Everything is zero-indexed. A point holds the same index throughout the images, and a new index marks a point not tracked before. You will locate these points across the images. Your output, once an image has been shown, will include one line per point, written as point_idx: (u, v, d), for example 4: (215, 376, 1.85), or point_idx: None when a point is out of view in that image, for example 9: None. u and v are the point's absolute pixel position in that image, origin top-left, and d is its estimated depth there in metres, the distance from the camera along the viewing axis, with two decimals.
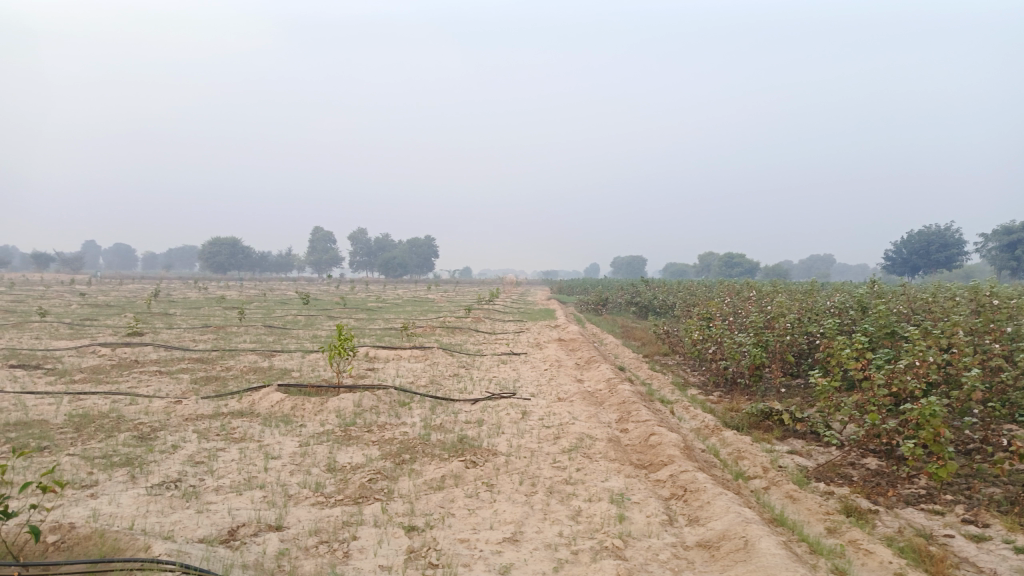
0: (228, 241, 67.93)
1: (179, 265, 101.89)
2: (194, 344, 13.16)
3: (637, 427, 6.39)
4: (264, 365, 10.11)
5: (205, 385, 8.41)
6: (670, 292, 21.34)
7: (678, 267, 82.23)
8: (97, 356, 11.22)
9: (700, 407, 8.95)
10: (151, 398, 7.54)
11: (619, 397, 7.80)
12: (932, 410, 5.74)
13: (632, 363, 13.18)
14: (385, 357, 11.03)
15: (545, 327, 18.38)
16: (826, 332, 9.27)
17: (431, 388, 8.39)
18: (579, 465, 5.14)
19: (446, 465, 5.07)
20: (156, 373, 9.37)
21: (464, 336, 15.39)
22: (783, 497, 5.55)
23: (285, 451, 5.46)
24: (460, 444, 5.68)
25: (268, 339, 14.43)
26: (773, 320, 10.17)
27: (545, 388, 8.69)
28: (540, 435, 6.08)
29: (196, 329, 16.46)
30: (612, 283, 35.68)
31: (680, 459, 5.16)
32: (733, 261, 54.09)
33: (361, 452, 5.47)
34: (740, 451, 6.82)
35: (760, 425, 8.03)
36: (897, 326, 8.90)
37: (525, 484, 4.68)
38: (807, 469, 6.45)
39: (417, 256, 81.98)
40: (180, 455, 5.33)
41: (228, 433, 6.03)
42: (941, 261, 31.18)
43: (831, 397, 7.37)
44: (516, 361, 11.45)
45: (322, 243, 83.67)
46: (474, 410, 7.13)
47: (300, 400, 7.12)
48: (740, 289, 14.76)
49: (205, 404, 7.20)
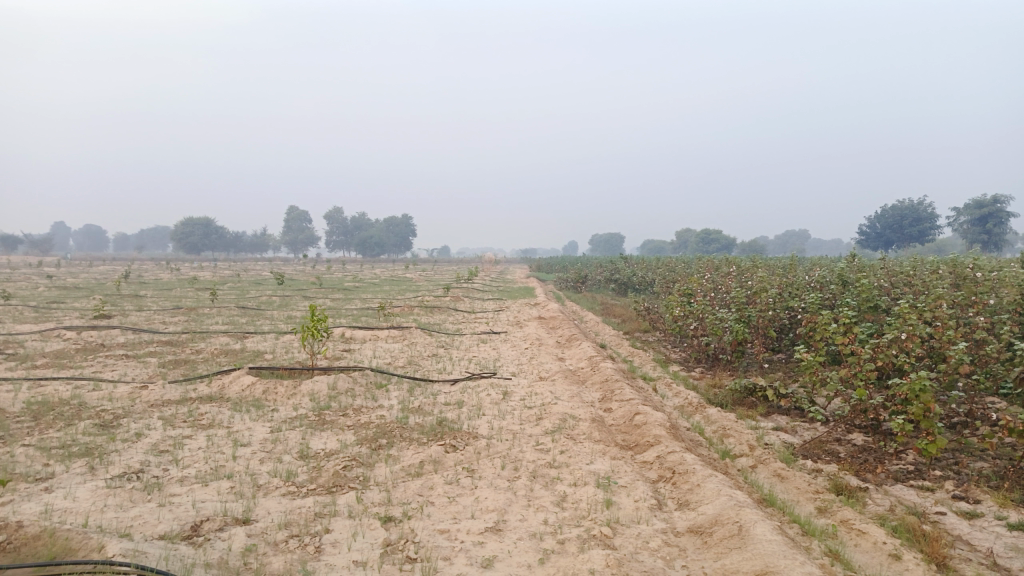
0: (199, 221, 66.67)
1: (151, 246, 100.06)
2: (164, 327, 12.78)
3: (621, 406, 6.22)
4: (236, 348, 9.81)
5: (173, 369, 8.10)
6: (649, 270, 21.23)
7: (655, 244, 82.51)
8: (62, 340, 10.82)
9: (683, 384, 8.81)
10: (116, 383, 7.23)
11: (601, 376, 7.63)
12: (922, 385, 5.61)
13: (613, 341, 13.04)
14: (362, 338, 10.77)
15: (525, 305, 18.18)
16: (808, 307, 9.15)
17: (408, 368, 8.15)
18: (563, 447, 4.95)
19: (425, 449, 4.86)
20: (122, 357, 9.04)
21: (442, 315, 15.14)
22: (772, 476, 5.42)
23: (255, 438, 5.21)
24: (439, 427, 5.46)
25: (241, 320, 14.07)
26: (755, 296, 10.03)
27: (526, 367, 8.50)
28: (522, 416, 5.89)
29: (167, 311, 16.04)
30: (590, 261, 35.56)
31: (667, 439, 4.98)
32: (709, 237, 54.21)
33: (335, 437, 5.23)
34: (726, 429, 6.68)
35: (744, 401, 7.90)
36: (880, 300, 8.79)
37: (507, 468, 4.48)
38: (794, 447, 6.32)
39: (394, 235, 81.32)
40: (143, 443, 5.06)
41: (195, 419, 5.76)
42: (914, 235, 31.44)
43: (817, 372, 7.24)
44: (496, 340, 11.25)
45: (298, 222, 82.68)
46: (453, 391, 6.92)
47: (272, 383, 6.85)
48: (719, 265, 14.64)
49: (173, 389, 6.91)
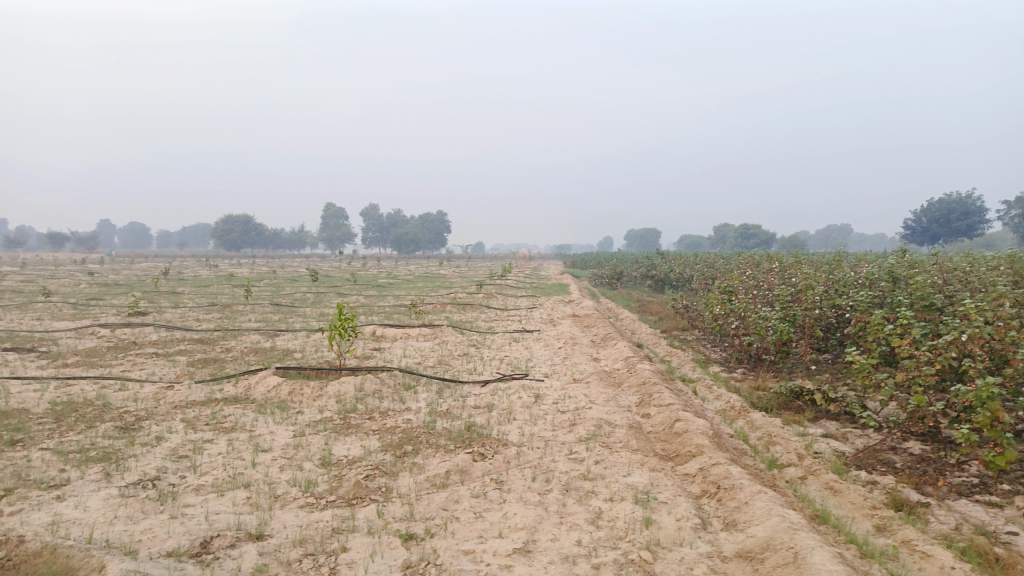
0: (239, 218, 67.71)
1: (193, 243, 101.83)
2: (197, 324, 12.77)
3: (660, 412, 5.88)
4: (266, 346, 9.69)
5: (201, 368, 7.99)
6: (687, 266, 20.75)
7: (692, 239, 81.32)
8: (96, 338, 10.84)
9: (724, 387, 8.43)
10: (143, 383, 7.13)
11: (639, 378, 7.30)
12: (989, 392, 5.16)
13: (650, 339, 12.65)
14: (393, 336, 10.58)
15: (559, 302, 17.89)
16: (857, 305, 8.68)
17: (439, 369, 7.92)
18: (598, 457, 4.65)
19: (452, 458, 4.60)
20: (152, 355, 8.97)
21: (475, 312, 14.90)
22: (823, 489, 5.05)
23: (277, 443, 5.00)
24: (467, 433, 5.20)
25: (274, 317, 14.01)
26: (800, 294, 9.58)
27: (560, 368, 8.20)
28: (555, 422, 5.60)
29: (202, 308, 16.10)
30: (626, 257, 35.09)
31: (710, 450, 4.65)
32: (747, 233, 53.17)
33: (359, 443, 5.01)
34: (771, 436, 6.31)
35: (790, 406, 7.49)
36: (936, 298, 8.29)
37: (538, 480, 4.20)
38: (846, 456, 5.92)
39: (430, 232, 81.59)
40: (162, 448, 4.89)
41: (217, 422, 5.59)
42: (962, 230, 30.30)
43: (869, 376, 6.81)
44: (529, 339, 10.97)
45: (334, 219, 83.42)
46: (484, 394, 6.66)
47: (299, 384, 6.67)
48: (761, 261, 14.15)
49: (198, 389, 6.77)
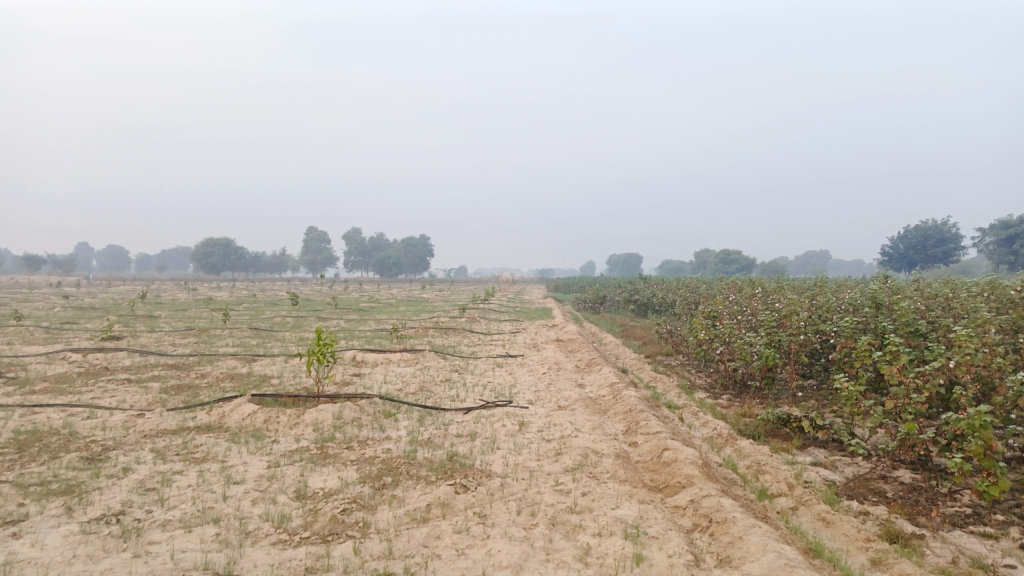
0: (221, 241, 67.15)
1: (173, 266, 100.84)
2: (173, 349, 12.47)
3: (647, 440, 5.73)
4: (242, 372, 9.44)
5: (174, 395, 7.74)
6: (669, 291, 20.73)
7: (675, 264, 81.77)
8: (67, 363, 10.52)
9: (711, 413, 8.31)
10: (112, 411, 6.88)
11: (624, 405, 7.16)
12: (981, 421, 5.07)
13: (634, 365, 12.53)
14: (373, 362, 10.37)
15: (542, 326, 17.76)
16: (842, 331, 8.62)
17: (420, 396, 7.73)
18: (585, 488, 4.49)
19: (433, 490, 4.42)
20: (124, 382, 8.69)
21: (458, 337, 14.71)
22: (815, 520, 4.92)
23: (250, 475, 4.80)
24: (449, 464, 5.02)
25: (251, 342, 13.74)
26: (785, 319, 9.53)
27: (544, 395, 8.04)
28: (540, 451, 5.43)
29: (178, 332, 15.75)
30: (608, 281, 35.07)
31: (700, 480, 4.51)
32: (728, 258, 53.49)
33: (336, 474, 4.82)
34: (760, 465, 6.18)
35: (777, 433, 7.37)
36: (921, 324, 8.26)
37: (523, 514, 4.03)
38: (836, 485, 5.80)
39: (413, 255, 81.40)
40: (129, 480, 4.67)
41: (189, 452, 5.37)
42: (938, 256, 30.63)
43: (858, 403, 6.71)
44: (512, 364, 10.81)
45: (317, 243, 83.06)
46: (466, 421, 6.49)
47: (275, 411, 6.47)
48: (744, 286, 14.13)
49: (170, 417, 6.54)
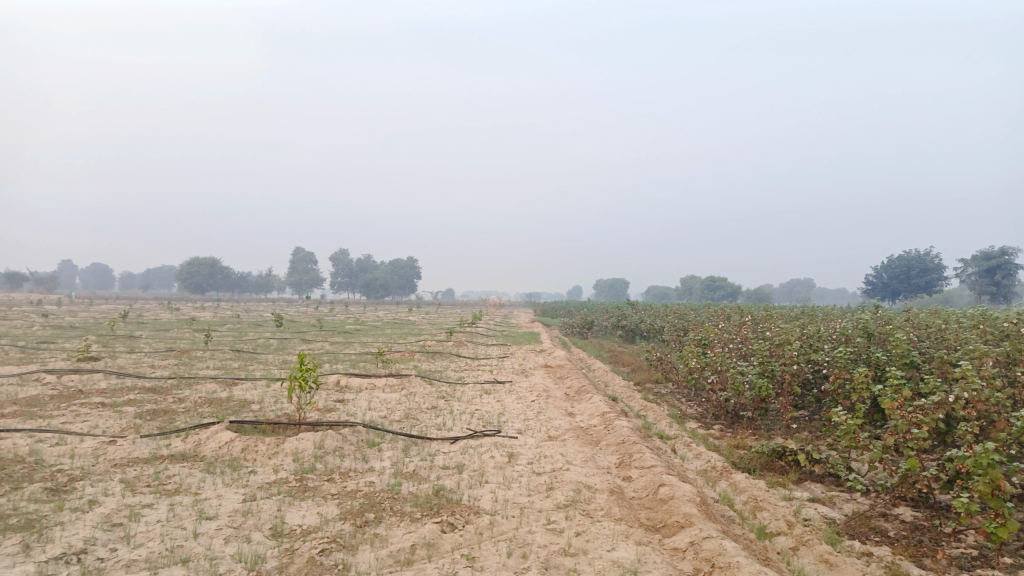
0: (206, 261, 66.64)
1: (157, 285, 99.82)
2: (151, 371, 12.12)
3: (642, 475, 5.52)
4: (222, 397, 9.13)
5: (149, 421, 7.43)
6: (657, 317, 20.58)
7: (661, 290, 81.88)
8: (39, 385, 10.16)
9: (703, 444, 8.11)
10: (83, 437, 6.57)
11: (617, 436, 6.94)
12: (988, 459, 4.90)
13: (624, 392, 12.30)
14: (357, 387, 10.10)
15: (530, 352, 17.53)
16: (836, 361, 8.46)
17: (405, 424, 7.47)
18: (579, 528, 4.26)
19: (419, 528, 4.18)
20: (98, 405, 8.37)
21: (444, 362, 14.44)
22: (818, 563, 4.72)
23: (223, 510, 4.53)
24: (435, 499, 4.78)
25: (233, 365, 13.41)
26: (778, 348, 9.36)
27: (533, 424, 7.80)
28: (530, 485, 5.21)
29: (157, 354, 15.37)
30: (594, 307, 34.95)
31: (700, 520, 4.30)
32: (714, 285, 53.62)
33: (315, 510, 4.56)
34: (758, 501, 5.97)
35: (772, 466, 7.16)
36: (917, 356, 8.11)
37: (513, 556, 3.79)
38: (836, 523, 5.60)
39: (400, 278, 81.10)
40: (93, 514, 4.38)
41: (160, 484, 5.09)
42: (922, 286, 30.76)
43: (856, 437, 6.52)
44: (500, 391, 10.57)
45: (303, 263, 82.66)
46: (453, 452, 6.25)
47: (253, 440, 6.20)
48: (734, 313, 13.99)
49: (143, 445, 6.26)
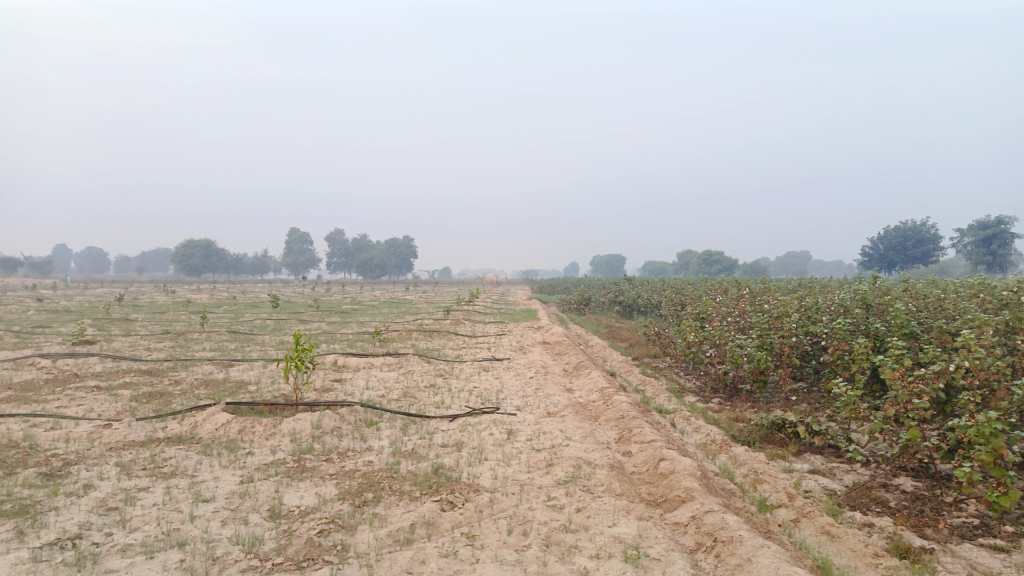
0: (201, 243, 66.33)
1: (152, 268, 99.45)
2: (147, 354, 12.05)
3: (642, 450, 5.48)
4: (218, 378, 9.08)
5: (145, 404, 7.37)
6: (655, 291, 20.53)
7: (658, 265, 81.81)
8: (35, 369, 10.09)
9: (702, 418, 8.08)
10: (78, 421, 6.52)
11: (616, 411, 6.90)
12: (991, 428, 4.86)
13: (622, 368, 12.27)
14: (355, 366, 10.05)
15: (527, 328, 17.51)
16: (835, 332, 8.42)
17: (403, 402, 7.42)
18: (579, 504, 4.22)
19: (418, 507, 4.14)
20: (93, 389, 8.31)
21: (442, 340, 14.39)
22: (820, 534, 4.70)
23: (220, 492, 4.48)
24: (434, 477, 4.73)
25: (229, 346, 13.35)
26: (776, 321, 9.29)
27: (531, 401, 7.76)
28: (530, 462, 5.17)
29: (154, 336, 15.30)
30: (591, 283, 34.91)
31: (701, 494, 4.27)
32: (711, 259, 53.56)
33: (313, 490, 4.51)
34: (758, 474, 5.94)
35: (772, 438, 7.13)
36: (916, 326, 8.06)
37: (514, 534, 3.76)
38: (837, 495, 5.57)
39: (396, 256, 80.90)
40: (89, 499, 4.33)
41: (156, 467, 5.04)
42: (918, 256, 30.71)
43: (856, 408, 6.49)
44: (498, 368, 10.53)
45: (299, 244, 82.41)
46: (452, 430, 6.20)
47: (250, 421, 6.15)
48: (731, 286, 13.93)
49: (139, 428, 6.21)
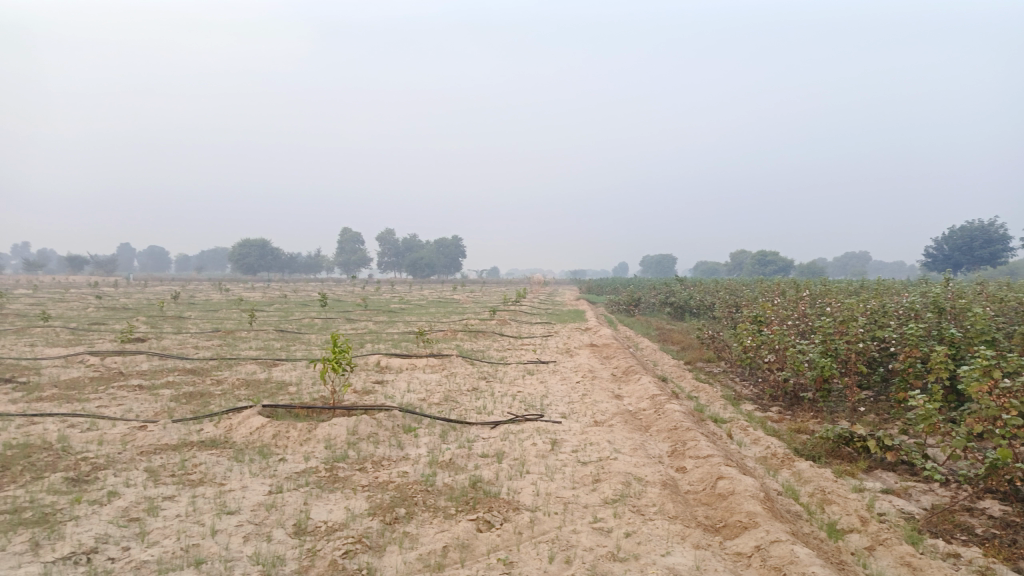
0: (257, 243, 67.73)
1: (210, 267, 102.08)
2: (193, 352, 12.06)
3: (698, 466, 5.06)
4: (260, 378, 8.96)
5: (183, 404, 7.25)
6: (707, 293, 19.88)
7: (709, 265, 80.15)
8: (83, 367, 10.12)
9: (761, 429, 7.58)
10: (114, 422, 6.39)
11: (668, 421, 6.47)
12: None
13: (674, 373, 11.76)
14: (398, 368, 9.82)
15: (575, 330, 17.09)
16: (907, 338, 7.80)
17: (444, 407, 7.12)
18: (629, 528, 3.84)
19: (453, 526, 3.82)
20: (135, 388, 8.25)
21: (487, 341, 14.11)
22: (899, 566, 4.22)
23: (246, 504, 4.24)
24: (472, 492, 4.41)
25: (275, 345, 13.30)
26: (842, 325, 8.70)
27: (578, 408, 7.37)
28: (575, 477, 4.80)
29: (203, 334, 15.38)
30: (641, 283, 34.25)
31: (765, 520, 3.84)
32: (765, 260, 52.15)
33: (343, 504, 4.24)
34: (826, 493, 5.45)
35: (839, 453, 6.59)
36: (998, 333, 7.41)
37: (556, 561, 3.40)
38: (916, 520, 5.04)
39: (445, 256, 81.24)
40: (111, 508, 4.14)
41: (185, 473, 4.84)
42: (985, 257, 29.18)
43: (935, 423, 5.92)
44: (544, 371, 10.17)
45: (350, 244, 83.51)
46: (493, 439, 5.87)
47: (285, 425, 5.93)
48: (789, 288, 13.28)
49: (173, 431, 6.05)
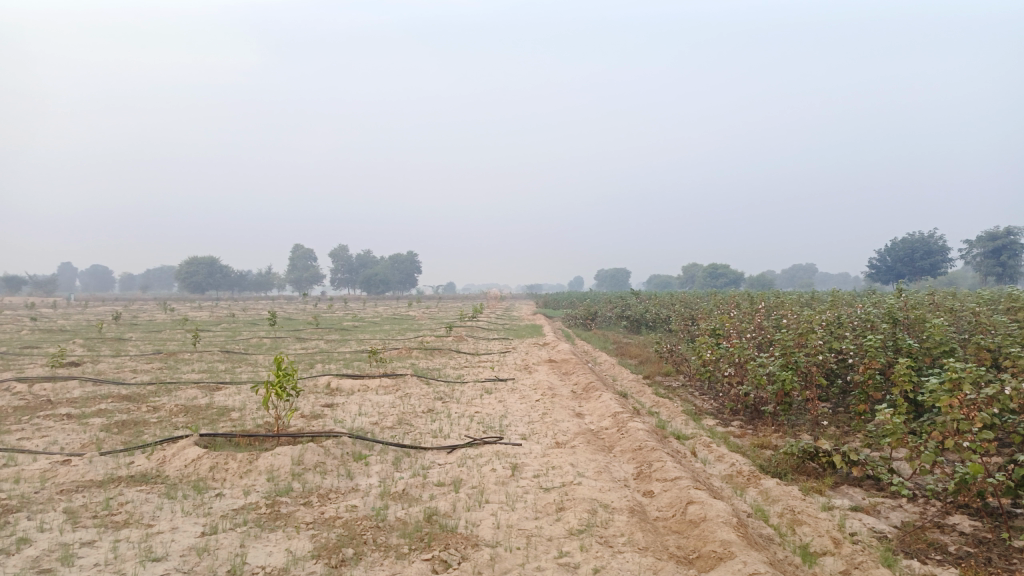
0: (205, 260, 65.93)
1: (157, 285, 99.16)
2: (131, 377, 11.39)
3: (666, 491, 4.80)
4: (201, 404, 8.44)
5: (114, 435, 6.72)
6: (663, 306, 19.84)
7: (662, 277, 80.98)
8: (8, 395, 9.42)
9: (725, 445, 7.38)
10: (35, 457, 5.85)
11: (632, 441, 6.22)
12: None
13: (633, 388, 11.57)
14: (349, 389, 9.40)
15: (532, 345, 16.83)
16: (866, 349, 7.71)
17: (397, 431, 6.74)
18: (598, 563, 3.56)
19: (405, 568, 3.48)
20: (63, 418, 7.66)
21: (443, 359, 13.73)
22: None
23: (175, 548, 3.82)
24: (427, 527, 4.07)
25: (219, 367, 12.68)
26: (801, 337, 8.59)
27: (538, 428, 7.08)
28: (538, 505, 4.51)
29: (143, 357, 14.64)
30: (595, 297, 34.23)
31: (741, 550, 3.60)
32: (716, 272, 52.86)
33: (285, 545, 3.85)
34: (795, 514, 5.26)
35: (805, 469, 6.41)
36: (956, 343, 7.37)
37: None
38: (889, 539, 4.87)
39: (399, 272, 80.48)
40: (19, 558, 3.68)
41: (109, 514, 4.38)
42: (926, 268, 29.94)
43: (902, 437, 5.79)
44: (502, 390, 9.86)
45: (303, 261, 82.09)
46: (449, 465, 5.54)
47: (224, 456, 5.49)
48: (745, 300, 13.25)
49: (100, 465, 5.55)
